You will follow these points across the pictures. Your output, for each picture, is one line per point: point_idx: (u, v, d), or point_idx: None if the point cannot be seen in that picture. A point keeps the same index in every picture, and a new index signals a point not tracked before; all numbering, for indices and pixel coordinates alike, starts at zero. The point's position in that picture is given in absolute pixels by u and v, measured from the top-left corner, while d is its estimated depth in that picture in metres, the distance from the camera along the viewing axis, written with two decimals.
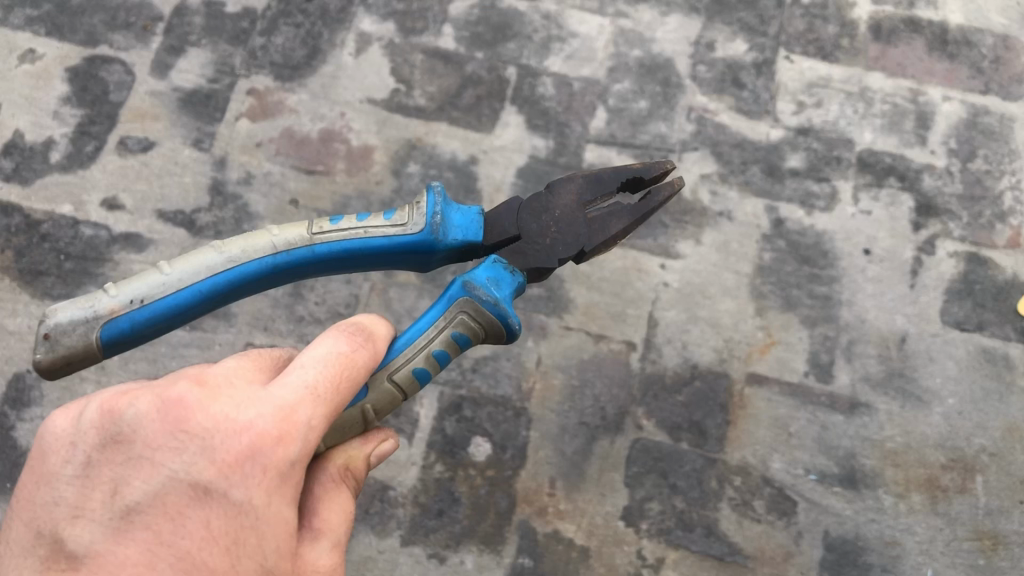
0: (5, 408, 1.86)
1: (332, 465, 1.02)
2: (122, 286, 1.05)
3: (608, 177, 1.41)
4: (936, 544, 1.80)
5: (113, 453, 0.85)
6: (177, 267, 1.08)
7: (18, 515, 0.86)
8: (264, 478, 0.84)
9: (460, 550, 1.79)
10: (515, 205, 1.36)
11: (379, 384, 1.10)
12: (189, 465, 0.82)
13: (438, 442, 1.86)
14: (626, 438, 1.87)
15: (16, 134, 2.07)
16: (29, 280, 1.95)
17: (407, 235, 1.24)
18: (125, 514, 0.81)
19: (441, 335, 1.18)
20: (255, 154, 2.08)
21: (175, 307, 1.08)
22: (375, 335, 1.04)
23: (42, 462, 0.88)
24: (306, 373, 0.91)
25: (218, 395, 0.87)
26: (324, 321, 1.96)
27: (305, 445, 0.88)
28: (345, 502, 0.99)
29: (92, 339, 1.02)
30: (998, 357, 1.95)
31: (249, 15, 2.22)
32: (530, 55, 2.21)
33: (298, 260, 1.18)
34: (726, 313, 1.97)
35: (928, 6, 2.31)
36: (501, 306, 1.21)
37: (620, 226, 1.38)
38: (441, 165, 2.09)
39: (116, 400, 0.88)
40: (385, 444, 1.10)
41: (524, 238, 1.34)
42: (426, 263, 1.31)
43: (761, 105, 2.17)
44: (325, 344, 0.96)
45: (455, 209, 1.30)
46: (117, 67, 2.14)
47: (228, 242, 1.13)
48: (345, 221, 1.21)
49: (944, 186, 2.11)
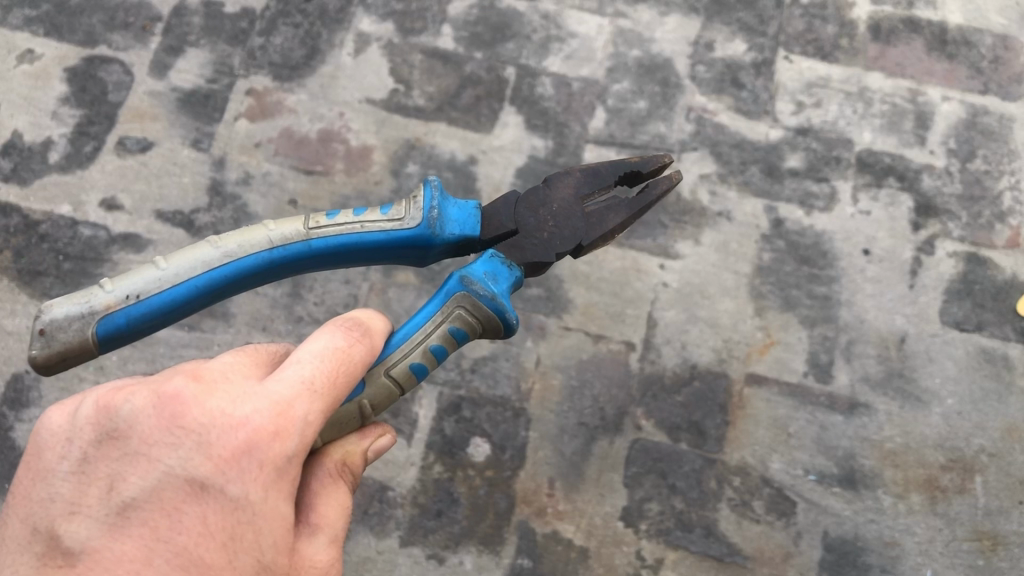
0: (4, 408, 1.86)
1: (329, 460, 1.02)
2: (118, 282, 1.05)
3: (606, 171, 1.41)
4: (936, 544, 1.80)
5: (109, 449, 0.85)
6: (173, 262, 1.08)
7: (14, 511, 0.86)
8: (260, 473, 0.84)
9: (460, 551, 1.78)
10: (512, 199, 1.36)
11: (376, 379, 1.09)
12: (185, 460, 0.82)
13: (437, 442, 1.86)
14: (625, 438, 1.87)
15: (15, 134, 2.07)
16: (28, 280, 1.95)
17: (404, 229, 1.23)
18: (121, 509, 0.81)
19: (439, 329, 1.17)
20: (254, 154, 2.08)
21: (171, 303, 1.08)
22: (372, 330, 1.04)
23: (38, 459, 0.88)
24: (303, 368, 0.91)
25: (214, 390, 0.87)
26: (323, 321, 1.96)
27: (302, 440, 0.87)
28: (342, 497, 0.98)
29: (88, 334, 1.02)
30: (998, 357, 1.95)
31: (248, 15, 2.22)
32: (529, 55, 2.21)
33: (294, 256, 1.17)
34: (726, 313, 1.97)
35: (927, 6, 2.31)
36: (498, 301, 1.21)
37: (617, 220, 1.37)
38: (441, 165, 2.09)
39: (113, 396, 0.88)
40: (382, 439, 1.10)
41: (521, 233, 1.34)
42: (423, 258, 1.31)
43: (760, 105, 2.17)
44: (323, 338, 0.96)
45: (452, 203, 1.30)
46: (117, 67, 2.13)
47: (224, 238, 1.13)
48: (342, 216, 1.21)
49: (944, 186, 2.10)
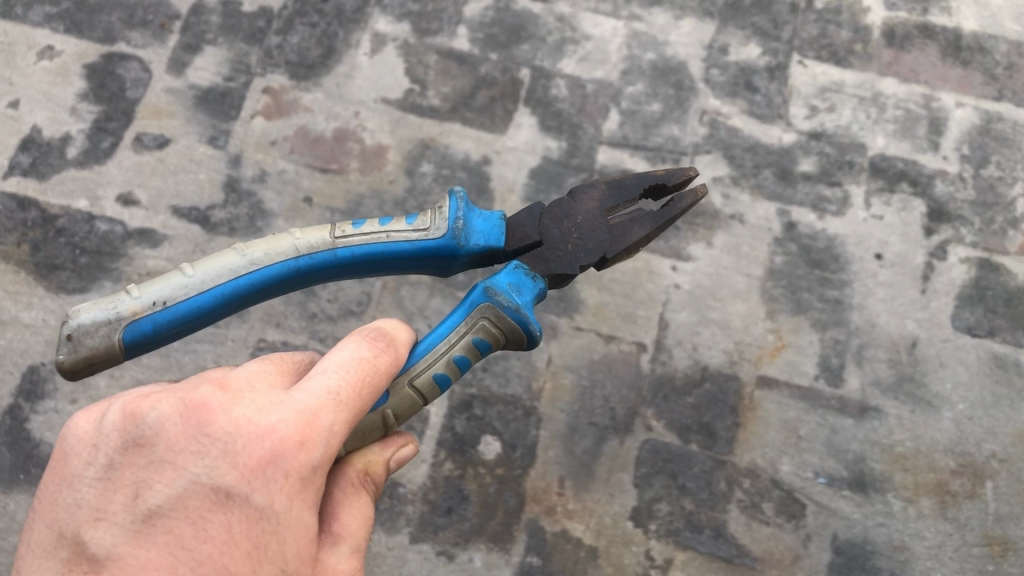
0: (19, 400, 1.88)
1: (352, 469, 1.04)
2: (146, 288, 1.07)
3: (631, 183, 1.42)
4: (946, 549, 1.80)
5: (135, 455, 0.86)
6: (200, 270, 1.10)
7: (40, 516, 0.87)
8: (286, 483, 0.85)
9: (469, 548, 1.79)
10: (537, 211, 1.37)
11: (400, 390, 1.11)
12: (210, 469, 0.83)
13: (448, 440, 1.87)
14: (636, 438, 1.88)
15: (33, 129, 2.09)
16: (44, 274, 1.97)
17: (429, 240, 1.24)
18: (146, 517, 0.82)
19: (462, 340, 1.18)
20: (270, 152, 2.09)
21: (197, 310, 1.09)
22: (397, 341, 1.05)
23: (65, 464, 0.89)
24: (329, 378, 0.92)
25: (240, 399, 0.88)
26: (335, 318, 1.97)
27: (327, 450, 0.89)
28: (364, 505, 1.00)
29: (115, 340, 1.04)
30: (1009, 363, 1.95)
31: (265, 14, 2.24)
32: (544, 56, 2.23)
33: (320, 264, 1.19)
34: (737, 316, 1.98)
35: (942, 13, 2.31)
36: (522, 312, 1.22)
37: (641, 232, 1.38)
38: (455, 165, 2.10)
39: (139, 403, 0.89)
40: (404, 450, 1.12)
41: (545, 244, 1.35)
42: (448, 269, 1.32)
43: (774, 109, 2.18)
44: (348, 349, 0.97)
45: (477, 215, 1.31)
46: (135, 65, 2.16)
47: (251, 245, 1.14)
48: (368, 225, 1.22)
49: (957, 193, 2.11)
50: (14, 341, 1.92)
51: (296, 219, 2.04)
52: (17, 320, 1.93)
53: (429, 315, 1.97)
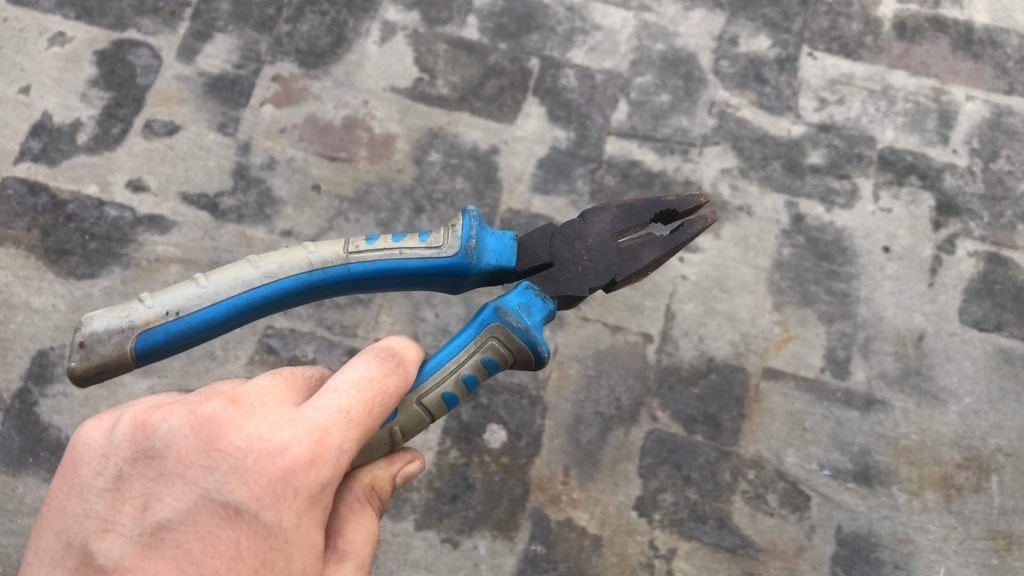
0: (28, 384, 1.89)
1: (360, 484, 1.05)
2: (159, 297, 1.07)
3: (642, 208, 1.42)
4: (950, 542, 1.80)
5: (145, 467, 0.87)
6: (214, 280, 1.10)
7: (48, 525, 0.88)
8: (294, 501, 0.86)
9: (473, 536, 1.80)
10: (549, 231, 1.37)
11: (408, 407, 1.12)
12: (221, 484, 0.84)
13: (454, 428, 1.88)
14: (641, 429, 1.88)
15: (44, 115, 2.10)
16: (55, 259, 1.98)
17: (441, 257, 1.25)
18: (155, 530, 0.83)
19: (471, 359, 1.20)
20: (279, 140, 2.10)
21: (209, 320, 1.10)
22: (406, 359, 1.05)
23: (74, 473, 0.90)
24: (340, 397, 0.93)
25: (251, 414, 0.89)
26: (343, 305, 1.98)
27: (336, 468, 0.89)
28: (369, 522, 1.01)
29: (127, 348, 1.04)
30: (1016, 357, 1.95)
31: (275, 2, 2.24)
32: (554, 47, 2.23)
33: (332, 279, 1.20)
34: (745, 308, 1.98)
35: (953, 6, 2.30)
36: (532, 333, 1.23)
37: (651, 257, 1.38)
38: (463, 154, 2.10)
39: (150, 414, 0.90)
40: (411, 465, 1.13)
41: (556, 265, 1.35)
42: (459, 285, 1.33)
43: (784, 101, 2.18)
44: (358, 367, 0.98)
45: (490, 233, 1.31)
46: (145, 51, 2.16)
47: (265, 258, 1.15)
48: (381, 241, 1.23)
49: (966, 186, 2.10)
50: (23, 326, 1.93)
51: (304, 208, 2.05)
52: (27, 304, 1.94)
53: (436, 304, 1.98)
